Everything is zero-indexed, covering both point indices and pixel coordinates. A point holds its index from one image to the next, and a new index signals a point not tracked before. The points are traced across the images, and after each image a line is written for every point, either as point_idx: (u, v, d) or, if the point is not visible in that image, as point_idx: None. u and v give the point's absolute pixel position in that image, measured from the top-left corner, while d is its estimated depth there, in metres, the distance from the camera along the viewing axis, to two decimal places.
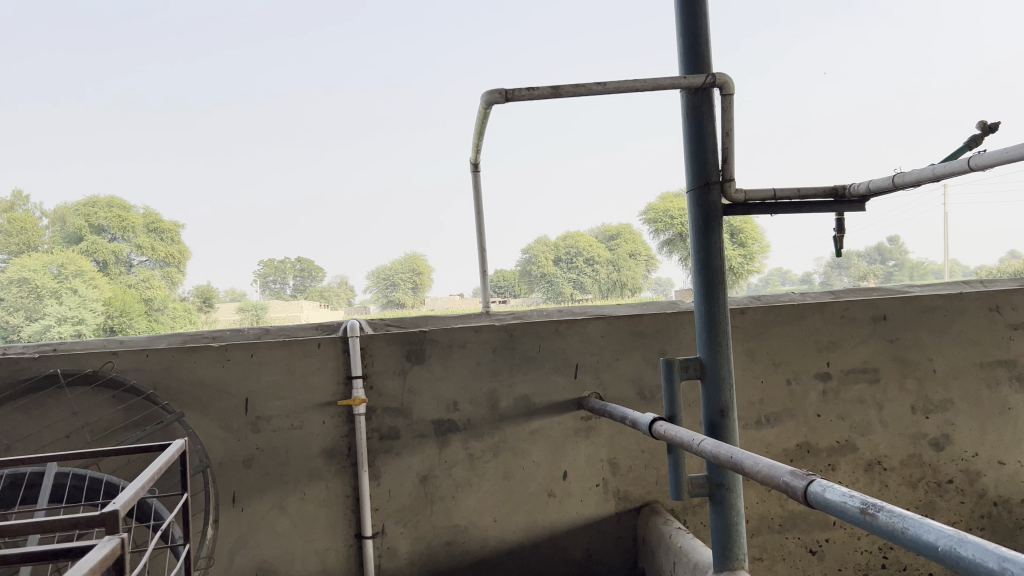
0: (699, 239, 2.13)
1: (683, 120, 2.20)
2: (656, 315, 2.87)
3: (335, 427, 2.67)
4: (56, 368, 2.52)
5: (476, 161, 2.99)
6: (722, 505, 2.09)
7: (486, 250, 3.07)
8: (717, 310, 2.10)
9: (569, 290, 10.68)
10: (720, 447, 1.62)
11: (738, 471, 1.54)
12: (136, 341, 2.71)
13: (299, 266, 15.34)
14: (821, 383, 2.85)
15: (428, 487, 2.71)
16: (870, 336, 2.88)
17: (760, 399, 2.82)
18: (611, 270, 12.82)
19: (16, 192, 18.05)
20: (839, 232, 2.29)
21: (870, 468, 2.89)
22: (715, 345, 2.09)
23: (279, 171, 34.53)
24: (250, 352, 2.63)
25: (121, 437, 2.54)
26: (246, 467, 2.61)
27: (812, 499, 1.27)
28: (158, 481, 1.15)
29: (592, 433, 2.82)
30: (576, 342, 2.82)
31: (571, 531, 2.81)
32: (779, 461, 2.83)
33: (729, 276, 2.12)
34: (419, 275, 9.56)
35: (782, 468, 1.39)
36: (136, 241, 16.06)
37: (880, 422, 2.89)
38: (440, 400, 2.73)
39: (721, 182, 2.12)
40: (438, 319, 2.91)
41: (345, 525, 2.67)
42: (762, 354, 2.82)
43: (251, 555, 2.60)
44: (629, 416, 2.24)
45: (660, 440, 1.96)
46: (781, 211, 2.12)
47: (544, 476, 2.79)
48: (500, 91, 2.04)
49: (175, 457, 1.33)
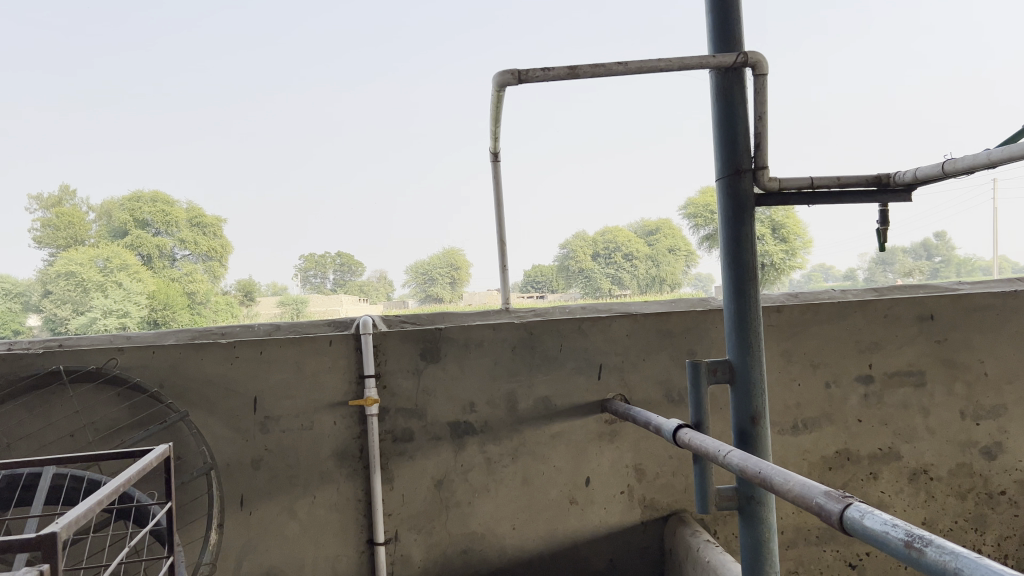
0: (729, 230, 1.97)
1: (712, 101, 2.04)
2: (685, 313, 2.70)
3: (347, 428, 2.56)
4: (58, 364, 2.43)
5: (496, 150, 2.83)
6: (750, 519, 1.92)
7: (505, 240, 2.92)
8: (748, 307, 1.94)
9: (609, 285, 10.40)
10: (747, 460, 1.46)
11: (765, 488, 1.39)
12: (144, 337, 2.61)
13: (340, 260, 15.33)
14: (861, 386, 2.67)
15: (443, 493, 2.58)
16: (916, 337, 2.69)
17: (797, 404, 2.65)
18: (650, 266, 12.26)
19: (63, 186, 18.03)
20: (882, 225, 2.12)
21: (916, 477, 2.70)
22: (748, 348, 1.93)
23: (305, 164, 34.77)
24: (259, 349, 2.52)
25: (125, 437, 2.45)
26: (254, 469, 2.51)
27: (847, 524, 1.12)
28: (104, 507, 1.04)
29: (615, 437, 2.67)
30: (599, 341, 2.67)
31: (595, 541, 2.66)
32: (818, 470, 2.66)
33: (762, 273, 1.95)
34: (457, 269, 9.34)
35: (817, 488, 1.23)
36: (180, 235, 16.26)
37: (926, 430, 2.70)
38: (456, 401, 2.60)
39: (753, 170, 1.95)
40: (454, 316, 2.77)
41: (357, 530, 2.55)
42: (800, 354, 2.64)
43: (260, 560, 2.50)
44: (652, 422, 2.08)
45: (684, 449, 1.80)
46: (818, 202, 1.96)
47: (565, 482, 2.65)
48: (512, 72, 1.89)
49: (145, 470, 1.24)
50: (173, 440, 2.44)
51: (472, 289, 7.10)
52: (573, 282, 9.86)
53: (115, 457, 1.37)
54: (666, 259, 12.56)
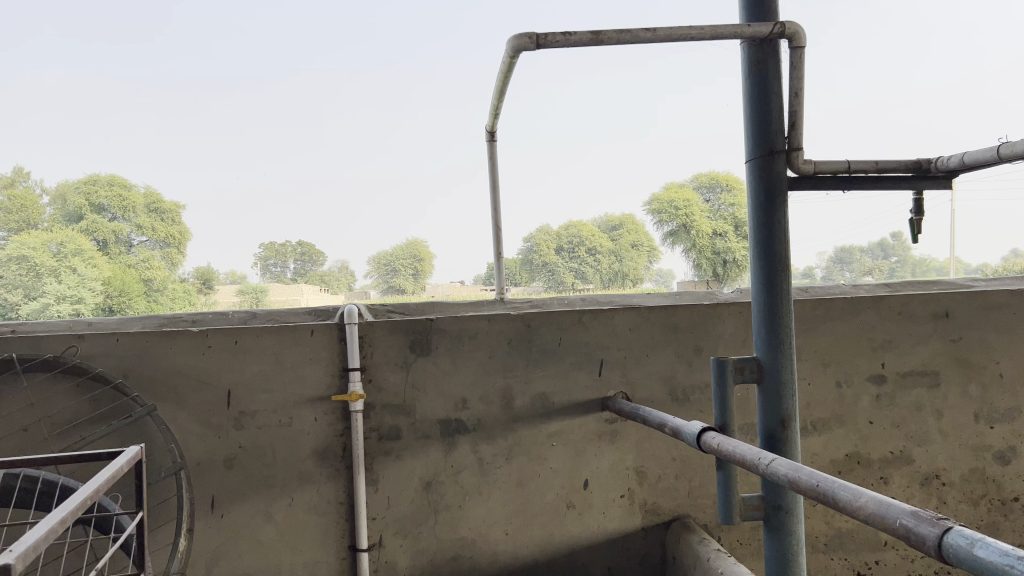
0: (758, 214, 1.82)
1: (742, 77, 1.88)
2: (691, 307, 2.54)
3: (329, 425, 2.36)
4: (11, 352, 2.21)
5: (493, 129, 2.64)
6: (779, 531, 1.79)
7: (498, 225, 2.77)
8: (778, 298, 1.80)
9: (573, 280, 9.71)
10: (797, 470, 1.31)
11: (819, 501, 1.24)
12: (107, 323, 2.39)
13: (301, 249, 14.58)
14: (874, 387, 2.54)
15: (432, 495, 2.40)
16: (930, 335, 2.56)
17: (806, 404, 2.51)
18: (613, 261, 11.31)
19: (17, 168, 16.98)
20: (916, 214, 2.01)
21: (927, 482, 2.58)
22: (777, 345, 1.79)
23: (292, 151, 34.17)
24: (234, 339, 2.31)
25: (85, 432, 2.24)
26: (227, 468, 2.31)
27: (948, 552, 0.96)
28: (74, 520, 0.89)
29: (617, 437, 2.51)
30: (601, 335, 2.51)
31: (593, 548, 2.50)
32: (826, 473, 2.53)
33: (795, 263, 1.80)
34: (420, 261, 9.03)
35: (900, 506, 1.08)
36: (135, 221, 15.06)
37: (939, 433, 2.58)
38: (447, 397, 2.42)
39: (788, 151, 1.80)
40: (446, 306, 2.59)
41: (338, 536, 2.36)
42: (810, 353, 2.50)
43: (233, 566, 2.31)
44: (667, 423, 1.92)
45: (710, 454, 1.64)
46: (854, 187, 1.83)
47: (562, 485, 2.48)
48: (530, 34, 1.73)
49: (122, 474, 1.10)
50: (140, 437, 2.24)
51: (436, 282, 6.87)
52: (535, 275, 9.33)
53: (80, 462, 1.19)
54: (629, 254, 11.64)
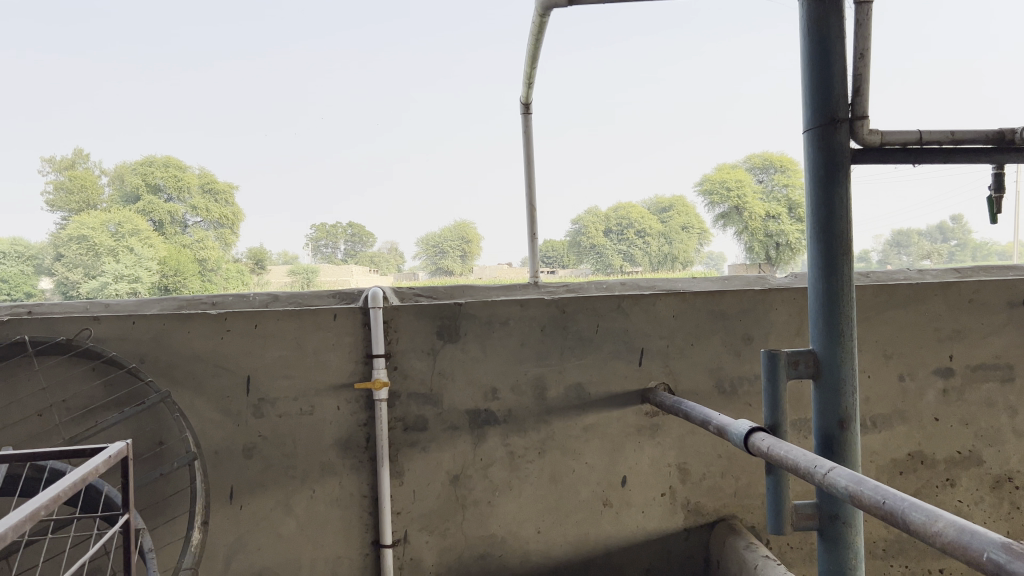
0: (818, 190, 1.63)
1: (800, 35, 1.69)
2: (741, 292, 2.36)
3: (351, 414, 2.24)
4: (23, 334, 2.11)
5: (529, 101, 2.49)
6: (834, 541, 1.61)
7: (535, 202, 2.61)
8: (839, 287, 1.61)
9: (621, 262, 9.35)
10: (858, 481, 1.14)
11: (881, 515, 1.08)
12: (123, 304, 2.30)
13: (351, 230, 14.39)
14: (940, 381, 2.34)
15: (460, 490, 2.27)
16: (1004, 326, 2.35)
17: (867, 398, 2.31)
18: (662, 244, 11.01)
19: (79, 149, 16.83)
20: (995, 190, 1.81)
21: (999, 485, 2.37)
22: (835, 335, 1.60)
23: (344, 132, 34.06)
24: (254, 323, 2.20)
25: (100, 418, 2.15)
26: (246, 458, 2.20)
27: None
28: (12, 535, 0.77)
29: (658, 431, 2.35)
30: (641, 322, 2.34)
31: (632, 548, 2.35)
32: (887, 474, 2.33)
33: (857, 249, 1.61)
34: (468, 242, 8.71)
35: (986, 534, 0.90)
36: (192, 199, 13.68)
37: (1012, 433, 2.38)
38: (476, 386, 2.28)
39: (850, 120, 1.62)
40: (476, 289, 2.44)
41: (361, 531, 2.24)
42: (871, 342, 2.30)
43: (250, 561, 2.20)
44: (712, 421, 1.75)
45: (758, 455, 1.48)
46: (925, 160, 1.65)
47: (599, 481, 2.33)
48: None
49: (89, 476, 0.98)
50: (154, 424, 2.14)
51: (485, 262, 6.64)
52: (583, 258, 9.02)
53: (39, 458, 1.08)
54: (678, 237, 11.36)
